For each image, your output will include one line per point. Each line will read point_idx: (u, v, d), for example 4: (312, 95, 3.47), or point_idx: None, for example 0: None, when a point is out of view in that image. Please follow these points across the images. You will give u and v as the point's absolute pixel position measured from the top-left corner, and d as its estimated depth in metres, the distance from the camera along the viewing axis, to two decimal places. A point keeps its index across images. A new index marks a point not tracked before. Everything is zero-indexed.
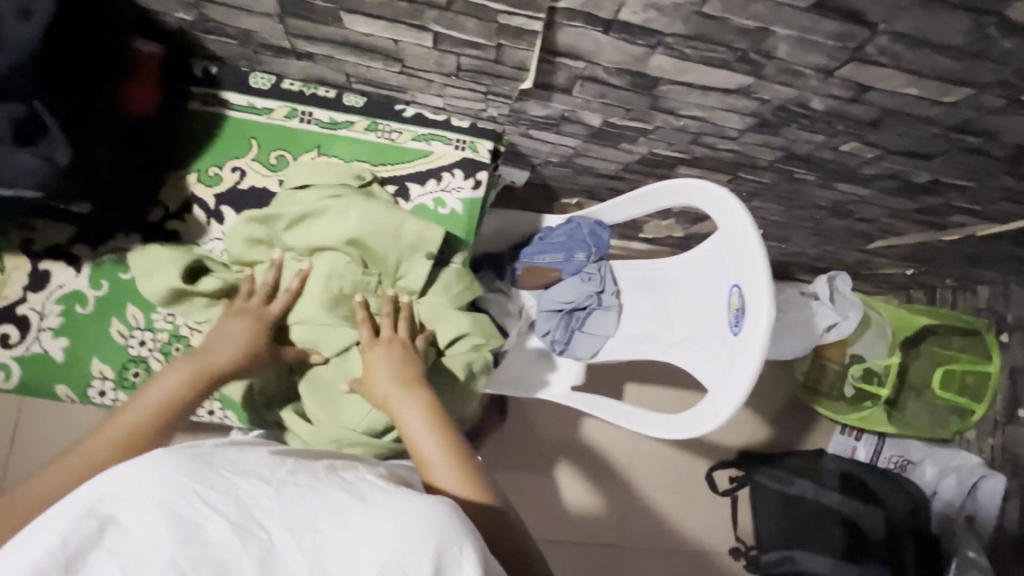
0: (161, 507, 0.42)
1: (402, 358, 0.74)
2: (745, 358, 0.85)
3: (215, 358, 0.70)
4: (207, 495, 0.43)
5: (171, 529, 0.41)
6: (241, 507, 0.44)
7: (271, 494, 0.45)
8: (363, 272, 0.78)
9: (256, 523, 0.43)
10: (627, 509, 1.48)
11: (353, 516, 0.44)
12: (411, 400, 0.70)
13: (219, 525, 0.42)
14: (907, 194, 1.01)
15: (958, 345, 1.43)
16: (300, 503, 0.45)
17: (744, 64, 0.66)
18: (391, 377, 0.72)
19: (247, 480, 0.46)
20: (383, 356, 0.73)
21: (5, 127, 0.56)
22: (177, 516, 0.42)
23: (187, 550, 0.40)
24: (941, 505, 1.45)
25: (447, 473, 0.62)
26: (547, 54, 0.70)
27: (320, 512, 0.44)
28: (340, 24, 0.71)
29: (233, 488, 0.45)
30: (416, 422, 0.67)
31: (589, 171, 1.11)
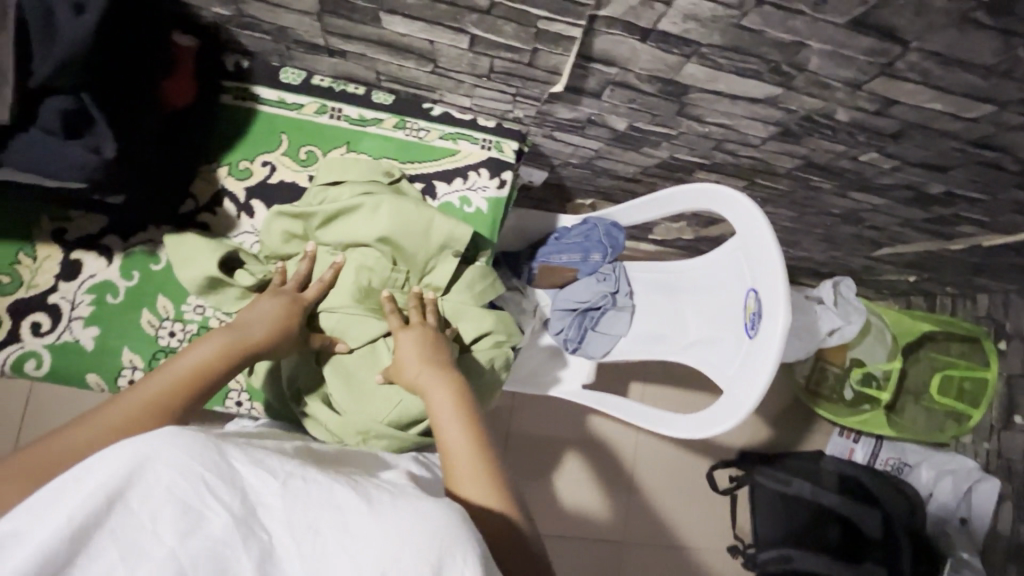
0: (169, 495, 0.38)
1: (433, 343, 0.74)
2: (761, 362, 0.87)
3: (246, 332, 0.68)
4: (215, 488, 0.40)
5: (174, 521, 0.37)
6: (246, 503, 0.40)
7: (278, 488, 0.42)
8: (392, 268, 0.80)
9: (258, 523, 0.40)
10: (631, 498, 1.51)
11: (361, 519, 0.41)
12: (437, 383, 0.69)
13: (222, 518, 0.39)
14: (919, 204, 1.03)
15: (956, 351, 1.44)
16: (306, 501, 0.41)
17: (776, 75, 0.68)
18: (421, 359, 0.72)
19: (260, 474, 0.42)
20: (414, 338, 0.74)
21: (54, 118, 0.57)
22: (184, 506, 0.38)
23: (187, 545, 0.37)
24: (937, 507, 1.47)
25: (465, 458, 0.60)
26: (581, 59, 0.71)
27: (321, 512, 0.41)
28: (378, 24, 0.71)
29: (239, 481, 0.41)
30: (442, 403, 0.67)
31: (607, 173, 1.12)
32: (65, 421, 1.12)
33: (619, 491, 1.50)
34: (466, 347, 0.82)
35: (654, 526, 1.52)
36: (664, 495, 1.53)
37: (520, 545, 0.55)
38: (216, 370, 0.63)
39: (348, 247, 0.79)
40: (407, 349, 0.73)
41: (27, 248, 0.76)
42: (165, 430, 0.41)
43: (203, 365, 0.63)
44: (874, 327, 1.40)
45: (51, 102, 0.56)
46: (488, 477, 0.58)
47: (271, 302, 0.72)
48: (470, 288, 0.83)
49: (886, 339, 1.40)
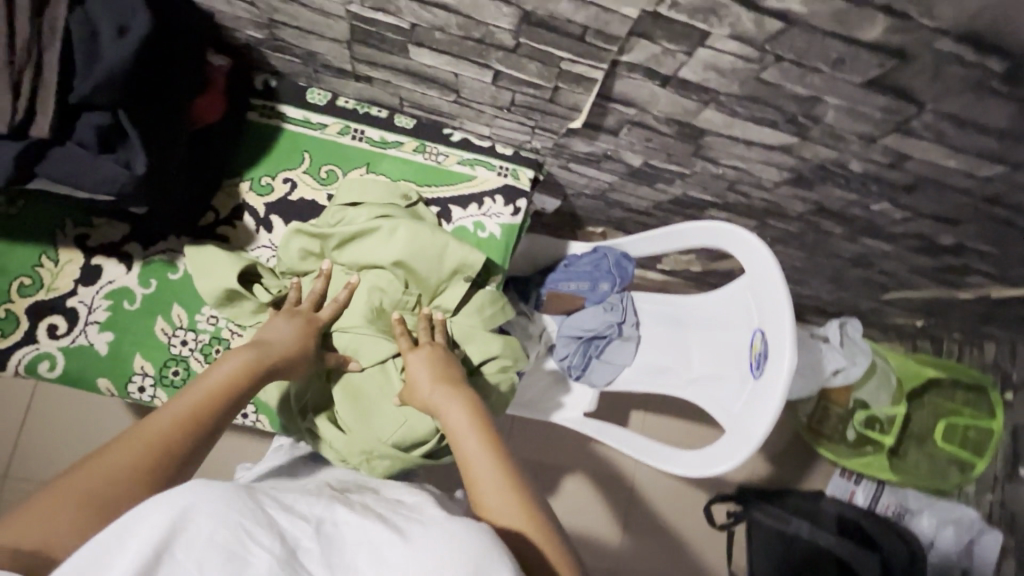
0: (211, 547, 0.38)
1: (444, 361, 0.75)
2: (764, 402, 0.87)
3: (267, 349, 0.68)
4: (254, 531, 0.39)
5: (217, 573, 0.37)
6: (288, 546, 0.40)
7: (314, 532, 0.42)
8: (404, 291, 0.81)
9: (303, 567, 0.40)
10: (630, 518, 1.51)
11: (401, 551, 0.42)
12: (452, 399, 0.69)
13: (266, 564, 0.39)
14: (930, 253, 1.04)
15: (962, 398, 1.44)
16: (343, 543, 0.42)
17: (791, 126, 0.69)
18: (433, 378, 0.72)
19: (294, 518, 0.43)
20: (424, 357, 0.75)
21: (90, 134, 0.59)
22: (226, 555, 0.38)
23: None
24: (938, 557, 1.44)
25: (487, 473, 0.60)
26: (601, 98, 0.73)
27: (361, 549, 0.42)
28: (405, 54, 0.74)
29: (277, 524, 0.41)
30: (458, 420, 0.67)
31: (620, 205, 1.14)
32: (68, 421, 1.13)
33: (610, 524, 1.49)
34: (473, 369, 0.83)
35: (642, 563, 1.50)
36: (652, 533, 1.52)
37: (559, 560, 0.54)
38: (241, 386, 0.63)
39: (363, 267, 0.81)
40: (420, 369, 0.74)
41: (50, 252, 0.77)
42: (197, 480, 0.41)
43: (229, 381, 0.62)
44: (879, 368, 1.39)
45: (89, 118, 0.58)
46: (512, 490, 0.58)
47: (286, 319, 0.74)
48: (480, 312, 0.84)
49: (890, 382, 1.39)
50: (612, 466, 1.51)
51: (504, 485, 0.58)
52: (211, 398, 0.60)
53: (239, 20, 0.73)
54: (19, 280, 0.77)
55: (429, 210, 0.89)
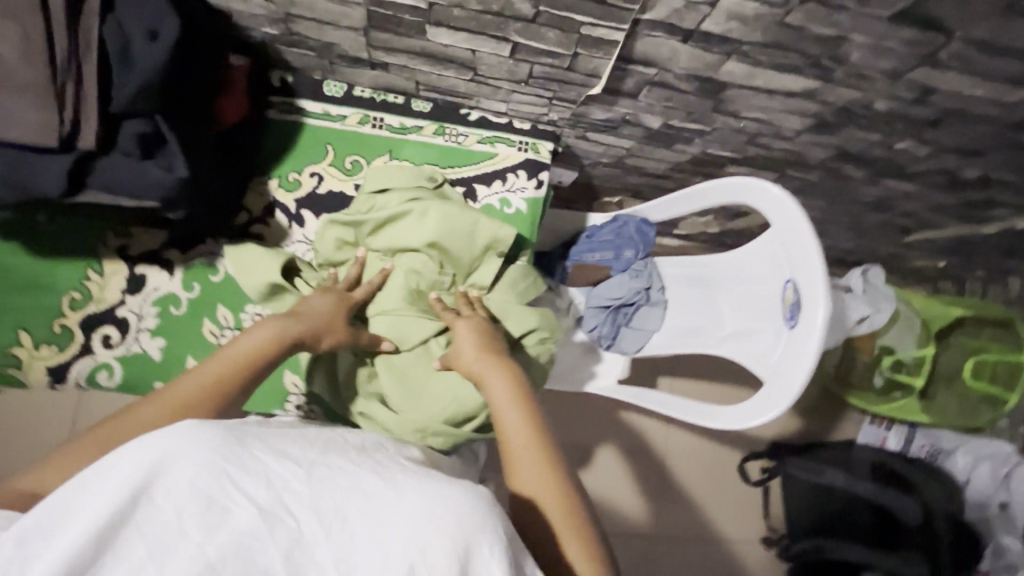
0: (194, 488, 0.40)
1: (488, 334, 0.76)
2: (802, 351, 0.88)
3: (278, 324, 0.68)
4: (238, 478, 0.41)
5: (199, 516, 0.39)
6: (270, 491, 0.42)
7: (302, 478, 0.43)
8: (439, 272, 0.82)
9: (284, 510, 0.41)
10: (665, 482, 1.53)
11: (386, 504, 0.42)
12: (492, 370, 0.71)
13: (248, 511, 0.40)
14: (953, 189, 1.04)
15: (988, 335, 1.43)
16: (332, 488, 0.43)
17: (815, 70, 0.69)
18: (474, 348, 0.74)
19: (285, 463, 0.44)
20: (471, 326, 0.76)
21: (131, 142, 0.60)
22: (207, 499, 0.40)
23: (215, 539, 0.38)
24: (976, 494, 1.43)
25: (525, 450, 0.62)
26: (621, 61, 0.73)
27: (349, 498, 0.42)
28: (423, 36, 0.74)
29: (262, 470, 0.42)
30: (499, 391, 0.68)
31: (637, 171, 1.14)
32: None
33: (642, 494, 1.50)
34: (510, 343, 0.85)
35: (671, 535, 1.51)
36: (689, 495, 1.54)
37: (582, 533, 0.57)
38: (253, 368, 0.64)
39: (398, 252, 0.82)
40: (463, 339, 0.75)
41: (95, 265, 0.79)
42: (184, 423, 0.43)
43: (239, 360, 0.63)
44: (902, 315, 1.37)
45: (129, 125, 0.59)
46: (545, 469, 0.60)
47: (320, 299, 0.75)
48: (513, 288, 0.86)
49: (915, 328, 1.38)
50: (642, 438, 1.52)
51: (537, 462, 0.61)
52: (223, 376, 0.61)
53: (254, 17, 0.74)
54: (69, 295, 0.79)
55: (455, 190, 0.89)
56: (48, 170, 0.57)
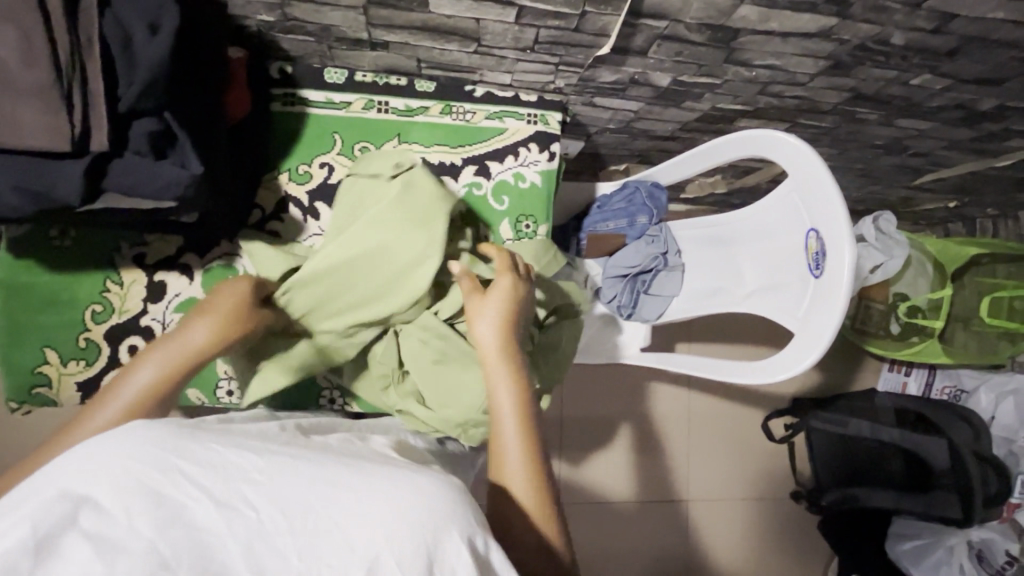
0: (138, 485, 0.39)
1: (511, 316, 0.69)
2: (831, 298, 0.87)
3: (185, 341, 0.63)
4: (192, 472, 0.41)
5: (149, 513, 0.37)
6: (225, 482, 0.41)
7: (260, 468, 0.43)
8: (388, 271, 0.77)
9: (242, 502, 0.40)
10: (693, 447, 1.54)
11: (349, 493, 0.42)
12: (499, 368, 0.65)
13: (202, 507, 0.39)
14: (969, 123, 1.02)
15: (1004, 273, 1.39)
16: (292, 479, 0.42)
17: (832, 6, 0.68)
18: (493, 325, 0.68)
19: (240, 455, 0.44)
20: (501, 296, 0.70)
21: (143, 140, 0.58)
22: (157, 495, 0.39)
23: (169, 533, 0.37)
24: (1001, 430, 1.41)
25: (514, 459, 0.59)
26: (631, 16, 0.71)
27: (313, 487, 0.42)
28: (425, 8, 0.72)
29: (217, 463, 0.42)
30: (501, 391, 0.63)
31: (645, 134, 1.12)
32: None
33: (664, 458, 1.52)
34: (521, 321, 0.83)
35: (697, 495, 1.53)
36: (715, 455, 1.55)
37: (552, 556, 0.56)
38: (170, 385, 0.61)
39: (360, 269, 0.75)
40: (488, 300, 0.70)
41: (113, 276, 0.78)
42: (128, 429, 0.44)
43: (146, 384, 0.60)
44: (913, 259, 1.37)
45: (139, 124, 0.58)
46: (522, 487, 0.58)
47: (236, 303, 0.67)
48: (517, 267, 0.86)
49: (927, 270, 1.38)
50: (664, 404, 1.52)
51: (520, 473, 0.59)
52: (142, 397, 0.60)
53: (250, 5, 0.72)
54: (91, 308, 0.78)
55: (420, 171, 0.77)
56: (64, 177, 0.55)
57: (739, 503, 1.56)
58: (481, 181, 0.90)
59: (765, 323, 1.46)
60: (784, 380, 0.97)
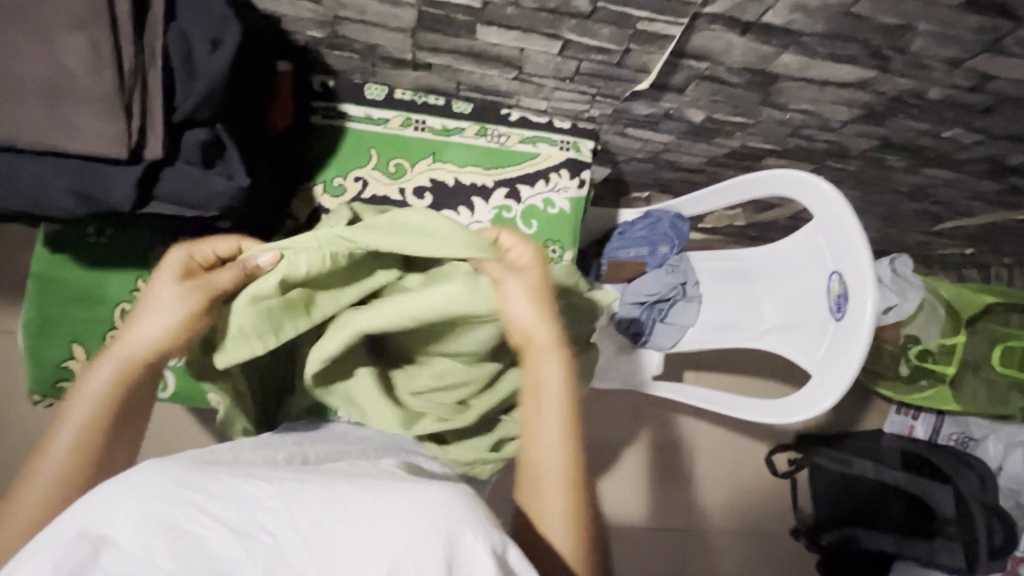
0: (155, 522, 0.39)
1: (545, 291, 0.63)
2: (851, 343, 0.87)
3: (135, 341, 0.57)
4: (204, 503, 0.40)
5: (167, 550, 0.38)
6: (238, 509, 0.40)
7: (271, 493, 0.42)
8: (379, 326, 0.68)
9: (256, 527, 0.39)
10: (697, 478, 1.53)
11: (359, 505, 0.41)
12: (546, 367, 0.61)
13: (218, 536, 0.39)
14: (994, 176, 1.03)
15: (1017, 323, 1.39)
16: (302, 500, 0.41)
17: (874, 60, 0.69)
18: (539, 321, 0.61)
19: (251, 481, 0.43)
20: (529, 287, 0.62)
21: (193, 150, 0.59)
22: (174, 530, 0.39)
23: (188, 565, 0.37)
24: (1009, 480, 1.41)
25: (552, 449, 0.59)
26: (674, 56, 0.72)
27: (324, 505, 0.41)
28: (472, 36, 0.73)
29: (229, 492, 0.42)
30: (550, 388, 0.61)
31: (671, 165, 1.13)
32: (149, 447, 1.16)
33: (667, 489, 1.50)
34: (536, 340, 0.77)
35: (699, 528, 1.52)
36: (720, 488, 1.54)
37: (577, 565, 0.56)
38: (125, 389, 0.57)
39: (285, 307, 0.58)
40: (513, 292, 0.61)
41: (145, 275, 0.78)
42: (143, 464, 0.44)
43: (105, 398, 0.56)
44: (926, 302, 1.35)
45: (190, 135, 0.59)
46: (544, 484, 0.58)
47: (173, 295, 0.58)
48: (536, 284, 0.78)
49: (940, 315, 1.35)
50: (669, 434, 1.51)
51: (555, 465, 0.59)
52: (93, 413, 0.55)
53: (302, 22, 0.74)
54: (120, 307, 0.78)
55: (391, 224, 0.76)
56: (116, 182, 0.56)
57: (741, 539, 1.54)
58: (512, 204, 0.91)
59: (778, 357, 1.45)
60: (799, 420, 0.97)
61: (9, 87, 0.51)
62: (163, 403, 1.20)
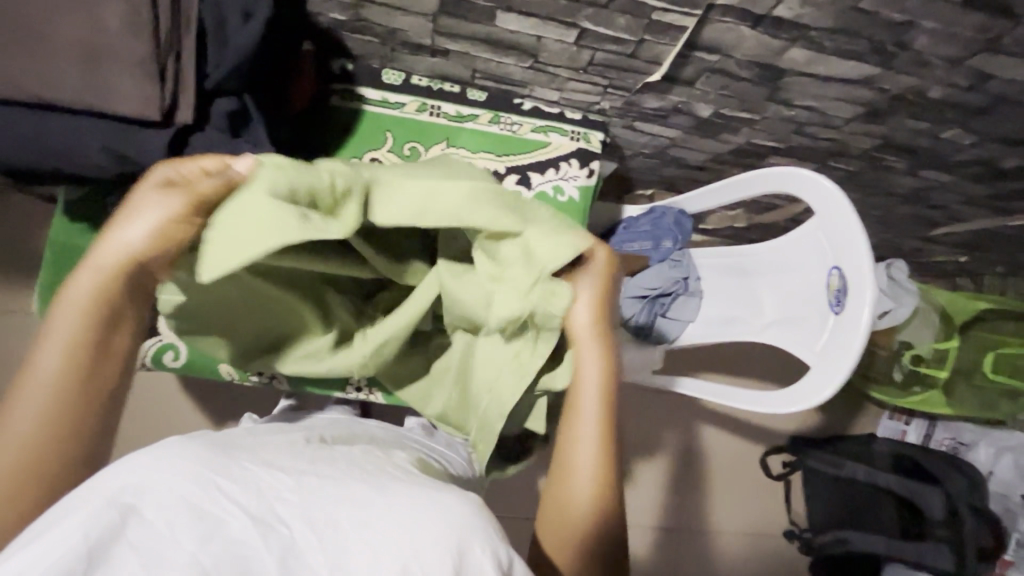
0: (181, 500, 0.39)
1: (606, 286, 0.62)
2: (850, 335, 0.89)
3: (111, 250, 0.49)
4: (228, 488, 0.41)
5: (191, 529, 0.38)
6: (259, 499, 0.41)
7: (291, 486, 0.43)
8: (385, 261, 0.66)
9: (275, 517, 0.40)
10: (693, 478, 1.53)
11: (374, 506, 0.42)
12: (593, 359, 0.61)
13: (240, 520, 0.39)
14: (989, 180, 1.06)
15: (1009, 330, 1.40)
16: (322, 496, 0.42)
17: (878, 56, 0.72)
18: (588, 308, 0.61)
19: (273, 473, 0.44)
20: (596, 280, 0.62)
21: (222, 119, 0.63)
22: (197, 510, 0.39)
23: (210, 546, 0.37)
24: (999, 485, 1.42)
25: (586, 445, 0.59)
26: (686, 48, 0.75)
27: (341, 505, 0.42)
28: (491, 22, 0.76)
29: (252, 481, 0.42)
30: (589, 382, 0.61)
31: (676, 162, 1.15)
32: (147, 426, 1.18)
33: (664, 486, 1.51)
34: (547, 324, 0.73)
35: (694, 527, 1.52)
36: (717, 489, 1.54)
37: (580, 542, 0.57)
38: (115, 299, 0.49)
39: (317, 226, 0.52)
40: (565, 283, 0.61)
41: None
42: (168, 444, 0.45)
43: (91, 312, 0.48)
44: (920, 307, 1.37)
45: (220, 103, 0.63)
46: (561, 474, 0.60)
47: (155, 201, 0.50)
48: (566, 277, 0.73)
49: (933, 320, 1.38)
50: (667, 434, 1.51)
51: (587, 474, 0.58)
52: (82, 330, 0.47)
53: (326, 3, 0.76)
54: None
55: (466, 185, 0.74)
56: (146, 143, 0.59)
57: (735, 541, 1.55)
58: (522, 191, 0.93)
59: (776, 356, 1.47)
60: (795, 412, 0.99)
61: (50, 48, 0.54)
62: (164, 383, 1.21)
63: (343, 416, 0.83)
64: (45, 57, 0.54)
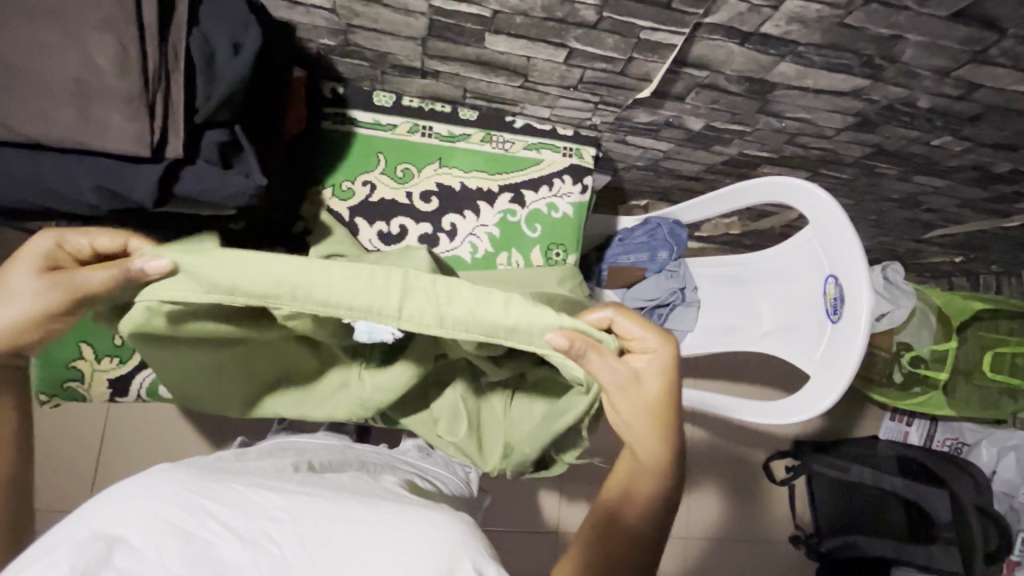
0: (169, 525, 0.39)
1: (668, 377, 0.59)
2: (849, 342, 0.89)
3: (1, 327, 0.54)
4: (218, 511, 0.40)
5: (177, 552, 0.38)
6: (249, 518, 0.41)
7: (281, 505, 0.42)
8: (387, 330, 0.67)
9: (266, 537, 0.40)
10: (697, 487, 1.52)
11: (360, 525, 0.42)
12: (647, 440, 0.60)
13: (229, 543, 0.39)
14: (983, 184, 1.06)
15: (1007, 329, 1.40)
16: (311, 513, 0.42)
17: (866, 69, 0.72)
18: (649, 397, 0.59)
19: (264, 492, 0.43)
20: (655, 370, 0.59)
21: (212, 149, 0.63)
22: (185, 535, 0.39)
23: (198, 570, 0.37)
24: (1002, 485, 1.40)
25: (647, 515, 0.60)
26: (675, 65, 0.75)
27: (331, 524, 0.41)
28: (480, 44, 0.76)
29: (243, 502, 0.42)
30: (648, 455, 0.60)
31: (670, 173, 1.16)
32: (146, 452, 1.19)
33: None
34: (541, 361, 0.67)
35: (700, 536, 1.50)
36: (723, 497, 1.53)
37: None
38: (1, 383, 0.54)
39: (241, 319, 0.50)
40: (604, 376, 0.54)
41: None
42: (153, 470, 0.44)
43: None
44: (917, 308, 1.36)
45: (210, 135, 0.63)
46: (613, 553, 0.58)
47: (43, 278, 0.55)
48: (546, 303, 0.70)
49: (931, 321, 1.36)
50: None
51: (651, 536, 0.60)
52: None
53: (315, 29, 0.76)
54: None
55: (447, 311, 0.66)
56: (138, 181, 0.59)
57: (743, 550, 1.53)
58: (516, 209, 0.92)
59: (775, 362, 1.47)
60: (797, 421, 0.98)
61: (39, 89, 0.55)
62: (162, 409, 1.21)
63: (338, 442, 0.82)
64: (35, 100, 0.55)
